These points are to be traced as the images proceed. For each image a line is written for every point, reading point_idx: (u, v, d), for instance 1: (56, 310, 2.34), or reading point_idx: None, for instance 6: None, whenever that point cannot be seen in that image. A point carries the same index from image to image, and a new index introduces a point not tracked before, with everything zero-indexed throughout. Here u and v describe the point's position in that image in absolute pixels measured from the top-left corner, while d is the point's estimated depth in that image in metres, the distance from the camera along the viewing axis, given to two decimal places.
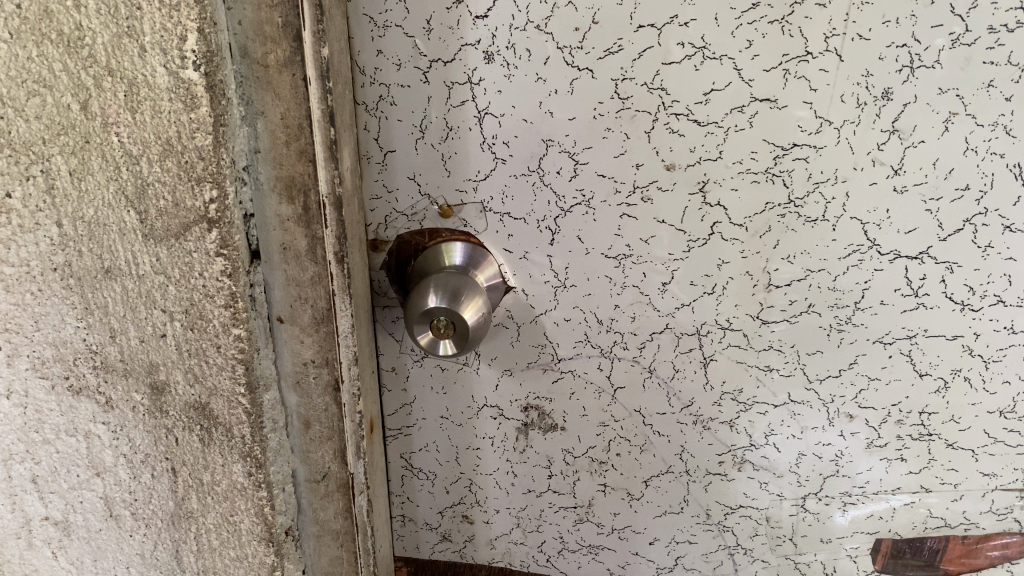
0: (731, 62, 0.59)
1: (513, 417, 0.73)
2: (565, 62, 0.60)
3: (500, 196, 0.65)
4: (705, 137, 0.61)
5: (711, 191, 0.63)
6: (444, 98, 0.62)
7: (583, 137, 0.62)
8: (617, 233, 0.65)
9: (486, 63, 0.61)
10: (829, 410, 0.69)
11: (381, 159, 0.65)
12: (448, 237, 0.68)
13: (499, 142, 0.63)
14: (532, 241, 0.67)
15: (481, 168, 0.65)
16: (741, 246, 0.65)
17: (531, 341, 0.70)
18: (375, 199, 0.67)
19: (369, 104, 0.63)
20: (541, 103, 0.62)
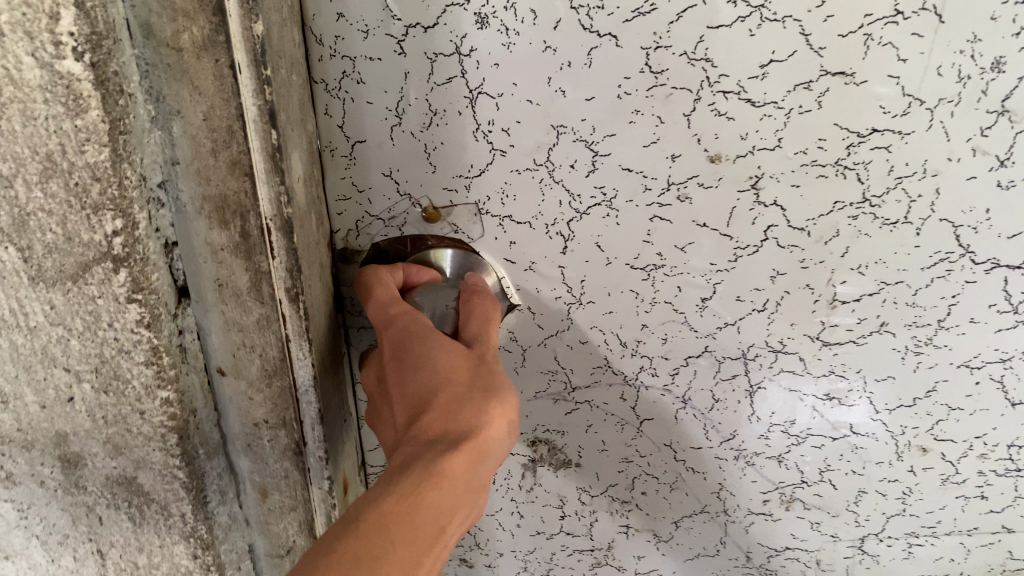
0: (797, 24, 0.46)
1: (519, 452, 0.61)
2: (582, 26, 0.47)
3: (500, 195, 0.52)
4: (760, 121, 0.48)
5: (766, 188, 0.50)
6: (427, 72, 0.49)
7: (603, 122, 0.49)
8: (646, 239, 0.52)
9: (478, 28, 0.47)
10: (897, 444, 0.58)
11: (349, 151, 0.52)
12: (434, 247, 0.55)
13: (497, 129, 0.50)
14: (540, 249, 0.53)
15: (474, 161, 0.51)
16: (801, 255, 0.52)
17: (539, 367, 0.57)
18: (342, 200, 0.53)
19: (330, 81, 0.49)
20: (550, 78, 0.48)
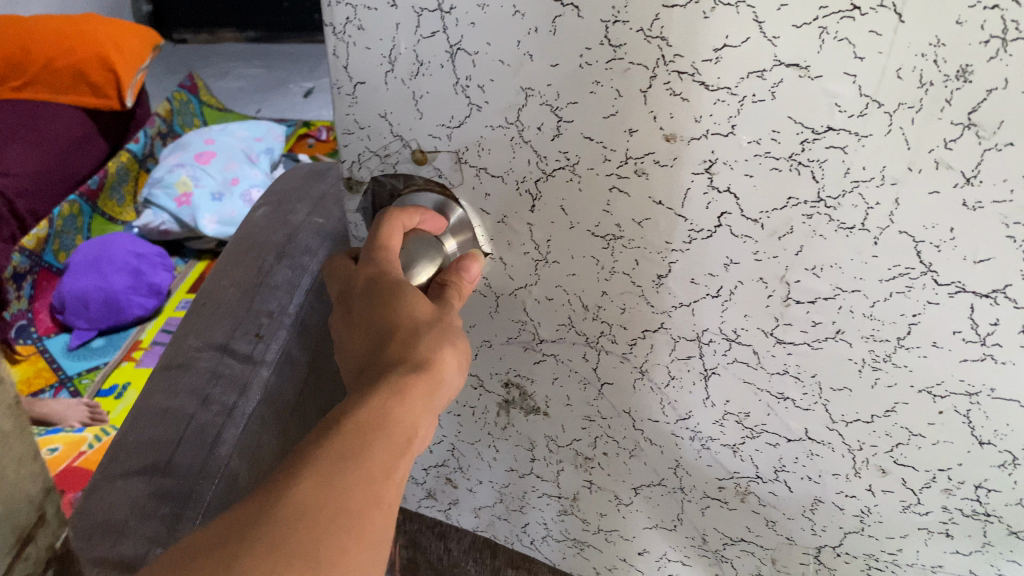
0: (750, 11, 0.44)
1: (494, 391, 0.66)
2: None
3: (476, 148, 0.56)
4: (713, 106, 0.48)
5: (720, 173, 0.50)
6: (414, 26, 0.52)
7: (567, 90, 0.51)
8: (606, 209, 0.54)
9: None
10: (854, 458, 0.56)
11: (350, 90, 0.57)
12: (424, 188, 0.60)
13: (475, 85, 0.53)
14: (512, 204, 0.57)
15: (455, 113, 0.55)
16: (754, 246, 0.51)
17: (510, 316, 0.61)
18: (346, 133, 0.60)
19: (335, 26, 0.55)
20: (520, 42, 0.50)
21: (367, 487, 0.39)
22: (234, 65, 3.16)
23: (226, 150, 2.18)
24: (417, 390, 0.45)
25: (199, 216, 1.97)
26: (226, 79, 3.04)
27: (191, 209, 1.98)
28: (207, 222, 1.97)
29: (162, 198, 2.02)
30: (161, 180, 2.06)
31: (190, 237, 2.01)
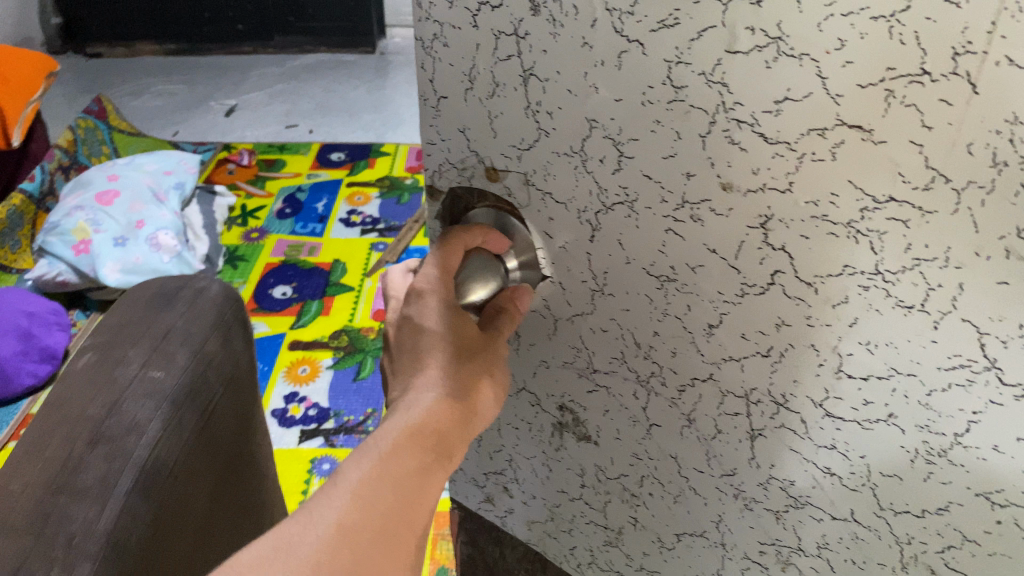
0: (814, 64, 0.40)
1: (550, 411, 0.66)
2: (613, 29, 0.46)
3: (543, 172, 0.55)
4: (772, 160, 0.45)
5: (775, 231, 0.46)
6: (492, 48, 0.52)
7: (630, 126, 0.49)
8: (661, 249, 0.52)
9: (532, 16, 0.49)
10: (902, 551, 0.52)
11: (435, 101, 0.59)
12: (495, 205, 0.60)
13: (544, 110, 0.53)
14: (573, 232, 0.56)
15: (525, 136, 0.55)
16: (806, 310, 0.47)
17: (567, 340, 0.61)
18: (430, 142, 0.62)
19: (424, 39, 0.56)
20: (587, 73, 0.49)
21: (399, 512, 0.47)
22: (149, 83, 3.29)
23: (132, 187, 2.20)
24: (455, 414, 0.50)
25: (99, 265, 1.99)
26: (142, 97, 3.18)
27: (91, 258, 1.99)
28: (109, 271, 1.99)
29: (57, 246, 2.01)
30: (58, 224, 2.05)
31: (92, 288, 2.03)
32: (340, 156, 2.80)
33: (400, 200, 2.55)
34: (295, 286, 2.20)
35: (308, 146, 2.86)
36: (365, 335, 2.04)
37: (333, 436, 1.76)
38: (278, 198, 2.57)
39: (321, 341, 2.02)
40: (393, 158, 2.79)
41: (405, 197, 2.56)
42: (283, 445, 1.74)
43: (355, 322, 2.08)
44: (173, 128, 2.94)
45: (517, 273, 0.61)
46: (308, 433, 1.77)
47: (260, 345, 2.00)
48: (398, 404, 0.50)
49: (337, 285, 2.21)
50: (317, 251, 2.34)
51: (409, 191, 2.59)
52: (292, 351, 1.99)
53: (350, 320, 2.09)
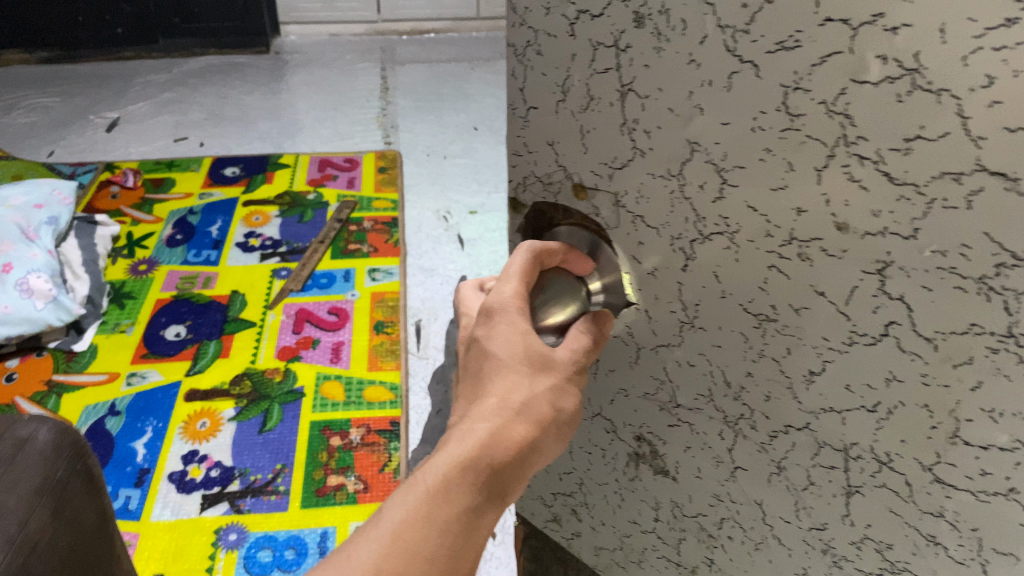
0: (954, 101, 0.35)
1: (626, 440, 0.64)
2: (725, 48, 0.41)
3: (636, 194, 0.51)
4: (895, 203, 0.39)
5: (894, 279, 0.41)
6: (592, 57, 0.49)
7: (736, 152, 0.44)
8: (762, 286, 0.47)
9: (637, 25, 0.45)
10: None
11: (524, 109, 0.55)
12: (582, 224, 0.58)
13: (643, 126, 0.48)
14: (665, 258, 0.52)
15: (618, 154, 0.51)
16: (923, 368, 0.42)
17: (649, 371, 0.58)
18: (517, 150, 0.59)
19: (516, 46, 0.53)
20: (691, 93, 0.44)
21: (447, 552, 0.45)
22: (22, 94, 2.86)
23: None
24: (512, 446, 0.47)
25: None
26: (10, 113, 2.75)
27: None
28: None
29: None
30: None
31: None
32: (235, 173, 2.50)
33: (302, 218, 2.29)
34: (188, 325, 1.92)
35: (199, 162, 2.54)
36: (268, 379, 1.78)
37: (237, 501, 1.51)
38: (167, 223, 2.26)
39: (219, 389, 1.75)
40: (292, 172, 2.50)
41: (308, 214, 2.31)
42: (182, 516, 1.47)
43: (257, 365, 1.81)
44: (48, 148, 2.56)
45: (602, 298, 0.58)
46: (210, 498, 1.51)
47: (150, 398, 1.71)
48: (453, 432, 0.48)
49: (235, 320, 1.94)
50: (212, 283, 2.05)
51: (312, 207, 2.34)
52: (187, 403, 1.70)
53: (252, 361, 1.83)
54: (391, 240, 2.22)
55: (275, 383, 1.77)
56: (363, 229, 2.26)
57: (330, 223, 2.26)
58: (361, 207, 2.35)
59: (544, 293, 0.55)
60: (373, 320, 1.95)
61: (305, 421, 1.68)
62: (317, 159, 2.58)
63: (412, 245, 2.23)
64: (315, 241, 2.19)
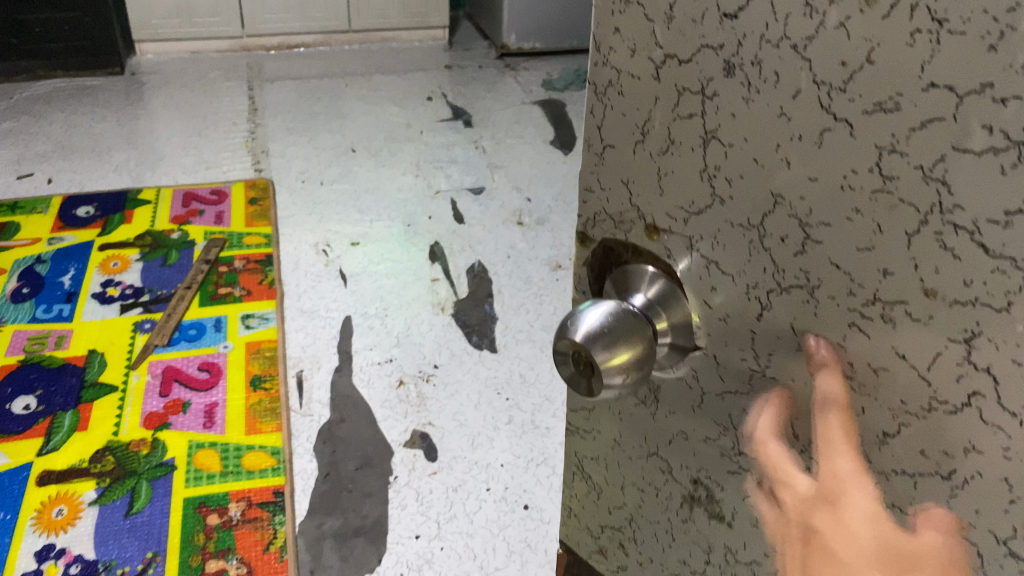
0: None
1: (681, 482, 0.56)
2: (818, 104, 0.38)
3: (711, 241, 0.46)
4: (989, 275, 0.35)
5: (982, 350, 0.36)
6: (669, 104, 0.45)
7: (821, 208, 0.40)
8: (840, 344, 0.42)
9: (726, 70, 0.41)
10: None
11: (600, 149, 0.51)
12: (647, 261, 0.51)
13: (722, 175, 0.44)
14: (735, 305, 0.46)
15: (695, 199, 0.46)
16: (1009, 445, 0.37)
17: (713, 416, 0.51)
18: (586, 191, 0.54)
19: (595, 88, 0.50)
20: (777, 145, 0.40)
21: None
22: None
23: None
24: (876, 559, 0.41)
25: None
26: None
27: None
28: None
29: None
30: None
31: None
32: (86, 213, 2.54)
33: (167, 262, 2.34)
34: (38, 395, 1.89)
35: (47, 202, 2.58)
36: (133, 453, 1.76)
37: None
38: (14, 275, 2.26)
39: (78, 467, 1.73)
40: (153, 212, 2.55)
41: (174, 257, 2.35)
42: None
43: (120, 439, 1.78)
44: None
45: (669, 339, 0.50)
46: None
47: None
48: None
49: (95, 385, 1.92)
50: (65, 341, 2.05)
51: (177, 249, 2.39)
52: (39, 489, 1.67)
53: (115, 434, 1.80)
54: (264, 281, 2.27)
55: (142, 458, 1.75)
56: (235, 270, 2.31)
57: (198, 266, 2.31)
58: (232, 244, 2.42)
59: (600, 328, 0.41)
60: (251, 375, 1.97)
61: (177, 497, 1.67)
62: (182, 191, 2.66)
63: (293, 284, 2.27)
64: (184, 289, 2.22)
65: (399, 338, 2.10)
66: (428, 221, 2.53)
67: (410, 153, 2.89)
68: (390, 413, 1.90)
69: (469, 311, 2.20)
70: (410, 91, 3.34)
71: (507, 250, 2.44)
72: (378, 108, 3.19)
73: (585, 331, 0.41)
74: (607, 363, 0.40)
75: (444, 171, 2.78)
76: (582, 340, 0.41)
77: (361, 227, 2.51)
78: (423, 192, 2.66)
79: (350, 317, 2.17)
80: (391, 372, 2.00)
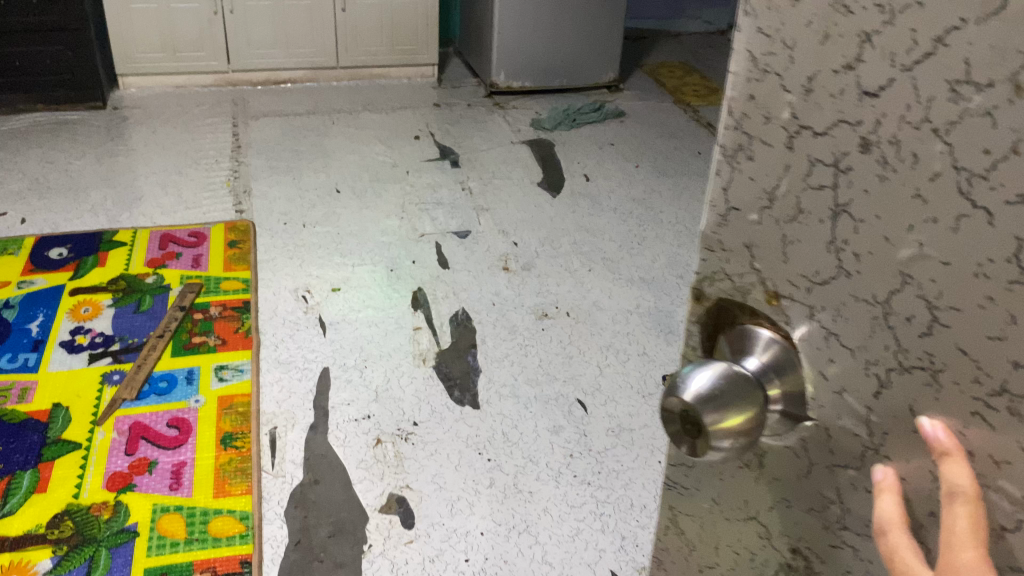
0: None
1: (784, 554, 0.30)
2: (953, 193, 0.20)
3: (833, 315, 0.25)
4: None
5: None
6: (800, 175, 0.25)
7: (953, 281, 0.21)
8: (959, 435, 0.22)
9: (866, 151, 0.22)
10: None
11: (720, 213, 0.28)
12: (761, 322, 0.28)
13: (864, 252, 0.23)
14: (852, 377, 0.25)
15: (814, 267, 0.25)
16: None
17: (827, 493, 0.27)
18: (707, 254, 0.29)
19: (726, 150, 0.27)
20: (907, 227, 0.22)
21: None
22: None
23: None
24: None
25: None
26: None
27: None
28: None
29: None
30: None
31: None
32: (62, 256, 1.51)
33: (139, 307, 1.38)
34: None
35: (18, 241, 1.54)
36: (93, 518, 0.99)
37: None
38: None
39: None
40: (128, 252, 1.53)
41: (149, 301, 1.39)
42: None
43: (73, 503, 1.02)
44: None
45: (777, 408, 0.27)
46: None
47: None
48: None
49: None
50: (32, 394, 1.18)
51: (151, 292, 1.42)
52: None
53: (74, 496, 1.02)
54: (242, 328, 1.34)
55: (100, 526, 0.98)
56: (209, 317, 1.36)
57: (171, 311, 1.36)
58: None
59: (716, 387, 0.25)
60: (220, 433, 1.13)
61: None
62: (157, 235, 1.59)
63: (268, 333, 1.33)
64: (154, 335, 1.31)
65: (377, 391, 1.22)
66: (411, 266, 1.53)
67: (395, 195, 1.78)
68: (365, 475, 1.09)
69: (450, 365, 1.28)
70: (394, 129, 2.09)
71: (491, 299, 1.45)
72: (362, 149, 1.98)
73: (698, 392, 0.25)
74: (720, 430, 0.25)
75: (429, 214, 1.71)
76: (694, 403, 0.25)
77: (336, 269, 1.51)
78: (408, 234, 1.63)
79: (329, 369, 1.26)
80: (366, 428, 1.15)
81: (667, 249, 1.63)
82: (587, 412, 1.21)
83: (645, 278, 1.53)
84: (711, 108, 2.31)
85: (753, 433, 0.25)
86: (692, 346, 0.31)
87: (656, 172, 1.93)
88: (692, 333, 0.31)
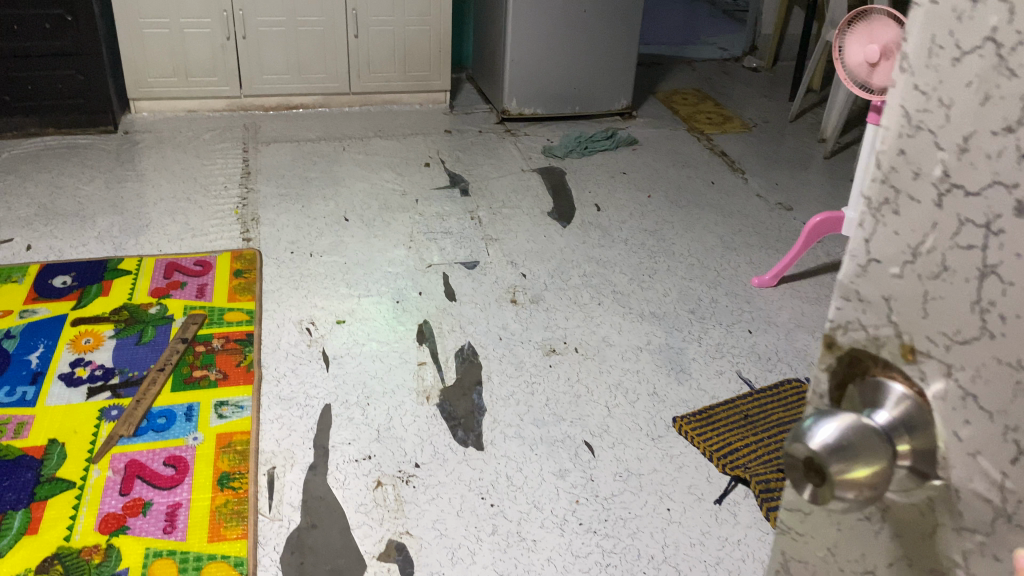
0: None
1: None
2: None
3: (973, 375, 0.23)
4: None
5: None
6: (947, 234, 0.23)
7: None
8: None
9: (1022, 216, 0.21)
10: None
11: (862, 263, 0.26)
12: (894, 376, 0.26)
13: (1013, 315, 0.22)
14: (986, 444, 0.23)
15: (955, 325, 0.23)
16: None
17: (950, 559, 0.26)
18: (843, 302, 0.27)
19: (871, 201, 0.25)
20: None
21: None
22: None
23: None
24: None
25: None
26: None
27: None
28: None
29: None
30: None
31: None
32: (65, 284, 1.47)
33: (142, 339, 1.34)
34: None
35: (21, 268, 1.50)
36: (83, 562, 0.96)
37: None
38: None
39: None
40: (132, 280, 1.49)
41: (151, 332, 1.36)
42: None
43: (70, 543, 0.98)
44: None
45: (904, 464, 0.25)
46: None
47: None
48: None
49: None
50: (28, 429, 1.15)
51: (154, 323, 1.38)
52: None
53: (65, 539, 0.99)
54: (244, 362, 1.30)
55: (90, 570, 0.95)
56: (211, 349, 1.32)
57: (172, 343, 1.32)
58: None
59: (844, 438, 0.24)
60: (217, 472, 1.09)
61: None
62: (164, 263, 1.55)
63: (270, 367, 1.29)
64: (154, 369, 1.27)
65: (379, 431, 1.18)
66: (418, 298, 1.50)
67: (403, 223, 1.75)
68: (364, 519, 1.04)
69: (455, 403, 1.24)
70: (404, 156, 2.07)
71: (499, 333, 1.42)
72: (372, 176, 1.95)
73: (826, 442, 0.24)
74: (845, 482, 0.24)
75: (437, 244, 1.69)
76: (821, 453, 0.24)
77: (342, 300, 1.47)
78: (415, 264, 1.60)
79: (329, 407, 1.22)
80: (366, 470, 1.11)
81: (678, 282, 1.60)
82: (595, 455, 1.16)
83: (658, 315, 1.49)
84: (724, 138, 2.29)
85: (881, 488, 0.24)
86: (819, 394, 0.29)
87: (668, 203, 1.90)
88: (819, 382, 0.29)
